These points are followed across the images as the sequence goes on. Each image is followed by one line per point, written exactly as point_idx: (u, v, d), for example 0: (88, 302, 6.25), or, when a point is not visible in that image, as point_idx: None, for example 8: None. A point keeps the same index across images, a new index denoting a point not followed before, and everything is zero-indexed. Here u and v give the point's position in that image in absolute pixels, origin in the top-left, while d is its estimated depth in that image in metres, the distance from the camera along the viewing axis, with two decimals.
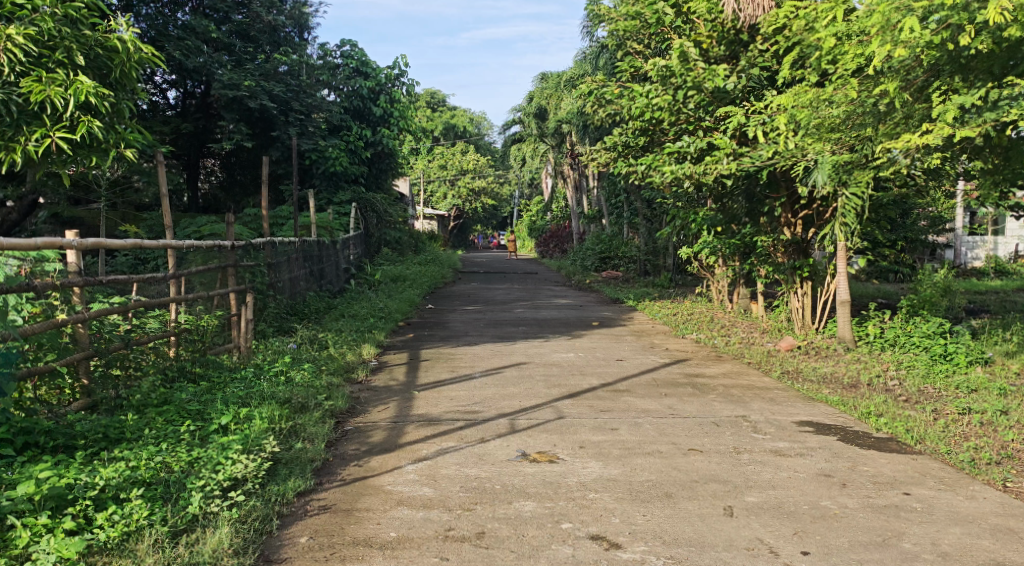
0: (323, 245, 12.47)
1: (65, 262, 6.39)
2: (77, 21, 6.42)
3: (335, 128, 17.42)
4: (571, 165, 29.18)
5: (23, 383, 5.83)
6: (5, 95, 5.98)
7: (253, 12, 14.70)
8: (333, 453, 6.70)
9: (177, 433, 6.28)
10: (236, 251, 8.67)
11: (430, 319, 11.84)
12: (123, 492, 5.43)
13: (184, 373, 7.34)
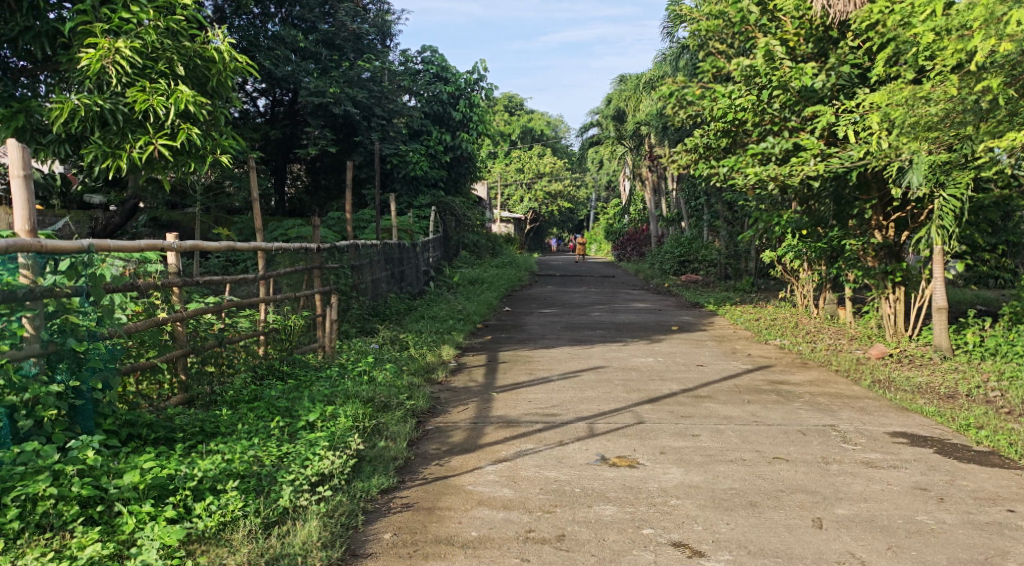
0: (404, 248, 12.75)
1: (165, 263, 6.73)
2: (177, 33, 6.69)
3: (415, 132, 17.92)
4: (650, 167, 28.89)
5: (126, 378, 6.17)
6: (111, 105, 6.33)
7: (338, 21, 15.09)
8: (414, 452, 6.84)
9: (267, 429, 6.53)
10: (322, 253, 8.97)
11: (507, 322, 11.92)
12: (220, 483, 5.67)
13: (272, 371, 7.63)
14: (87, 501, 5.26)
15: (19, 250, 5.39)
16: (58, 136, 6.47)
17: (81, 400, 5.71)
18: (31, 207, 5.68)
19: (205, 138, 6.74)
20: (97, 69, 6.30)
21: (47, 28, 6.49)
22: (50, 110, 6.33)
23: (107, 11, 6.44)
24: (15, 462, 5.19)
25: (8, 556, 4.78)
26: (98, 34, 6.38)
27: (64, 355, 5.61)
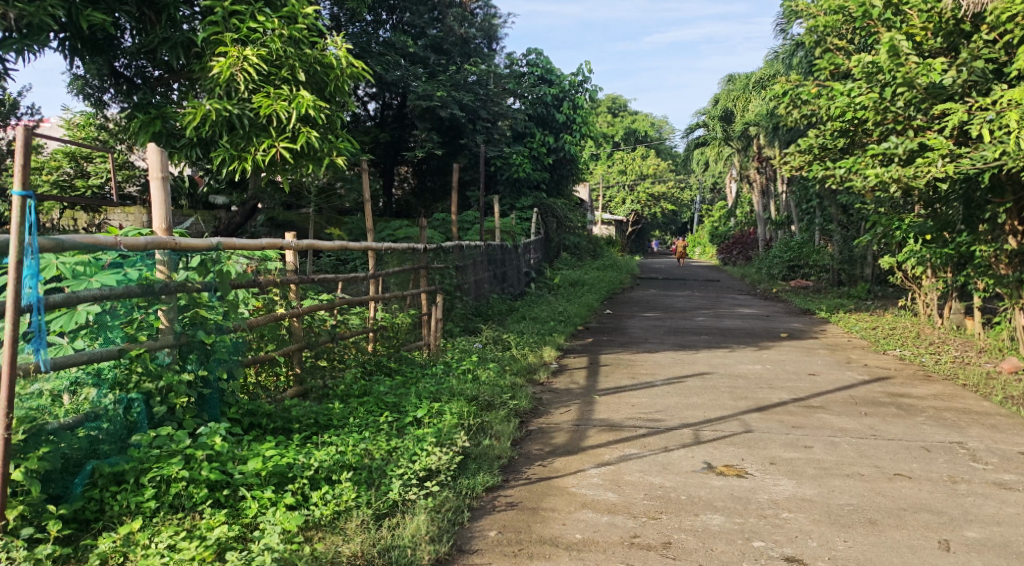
0: (506, 249, 12.91)
1: (284, 261, 7.05)
2: (300, 42, 6.98)
3: (519, 135, 17.97)
4: (759, 169, 28.04)
5: (248, 369, 6.49)
6: (238, 111, 6.68)
7: (446, 26, 15.10)
8: (518, 452, 6.89)
9: (377, 423, 6.72)
10: (428, 253, 9.20)
11: (607, 325, 11.80)
12: (334, 474, 5.89)
13: (380, 367, 7.85)
14: (215, 484, 5.52)
15: (156, 246, 5.79)
16: (190, 140, 6.93)
17: (208, 389, 6.07)
18: (167, 206, 6.06)
19: (322, 142, 7.01)
20: (227, 77, 6.67)
21: (180, 38, 6.88)
22: (184, 116, 6.78)
23: (235, 21, 6.77)
24: (151, 445, 5.58)
25: (144, 532, 5.05)
26: (228, 43, 6.74)
27: (194, 346, 5.99)
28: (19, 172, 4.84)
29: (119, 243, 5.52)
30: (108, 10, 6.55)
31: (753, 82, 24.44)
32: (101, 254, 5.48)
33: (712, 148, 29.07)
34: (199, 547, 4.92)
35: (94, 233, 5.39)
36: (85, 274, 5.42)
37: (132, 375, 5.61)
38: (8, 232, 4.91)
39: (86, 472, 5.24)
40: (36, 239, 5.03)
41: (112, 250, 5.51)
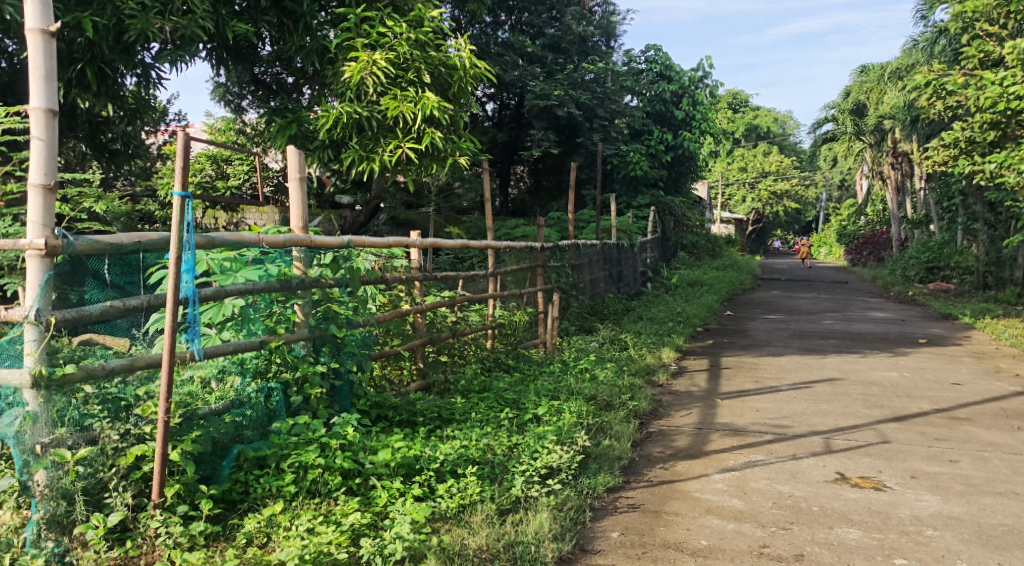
0: (621, 248, 12.86)
1: (409, 258, 7.20)
2: (425, 44, 7.27)
3: (636, 132, 17.88)
4: (894, 165, 26.56)
5: (376, 362, 6.64)
6: (367, 114, 7.03)
7: (565, 25, 15.14)
8: (638, 453, 6.78)
9: (497, 419, 6.72)
10: (545, 252, 9.27)
11: (729, 326, 11.39)
12: (460, 467, 6.00)
13: (499, 363, 7.91)
14: (348, 472, 5.67)
15: (293, 244, 6.02)
16: (323, 143, 7.36)
17: (339, 380, 6.24)
18: (304, 206, 6.11)
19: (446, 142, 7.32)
20: (358, 80, 6.94)
21: (317, 45, 7.19)
22: (318, 119, 7.21)
23: (366, 27, 7.03)
24: (290, 432, 5.79)
25: (285, 515, 5.24)
26: (359, 48, 7.00)
27: (326, 339, 6.20)
28: (179, 172, 5.12)
29: (261, 241, 5.80)
30: (250, 20, 6.94)
31: (891, 71, 23.06)
32: (245, 250, 5.77)
33: (843, 142, 27.61)
34: (335, 532, 5.06)
35: (239, 231, 5.71)
36: (232, 269, 5.69)
37: (272, 365, 5.87)
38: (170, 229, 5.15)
39: (233, 455, 5.52)
40: (193, 237, 5.32)
41: (255, 247, 5.79)
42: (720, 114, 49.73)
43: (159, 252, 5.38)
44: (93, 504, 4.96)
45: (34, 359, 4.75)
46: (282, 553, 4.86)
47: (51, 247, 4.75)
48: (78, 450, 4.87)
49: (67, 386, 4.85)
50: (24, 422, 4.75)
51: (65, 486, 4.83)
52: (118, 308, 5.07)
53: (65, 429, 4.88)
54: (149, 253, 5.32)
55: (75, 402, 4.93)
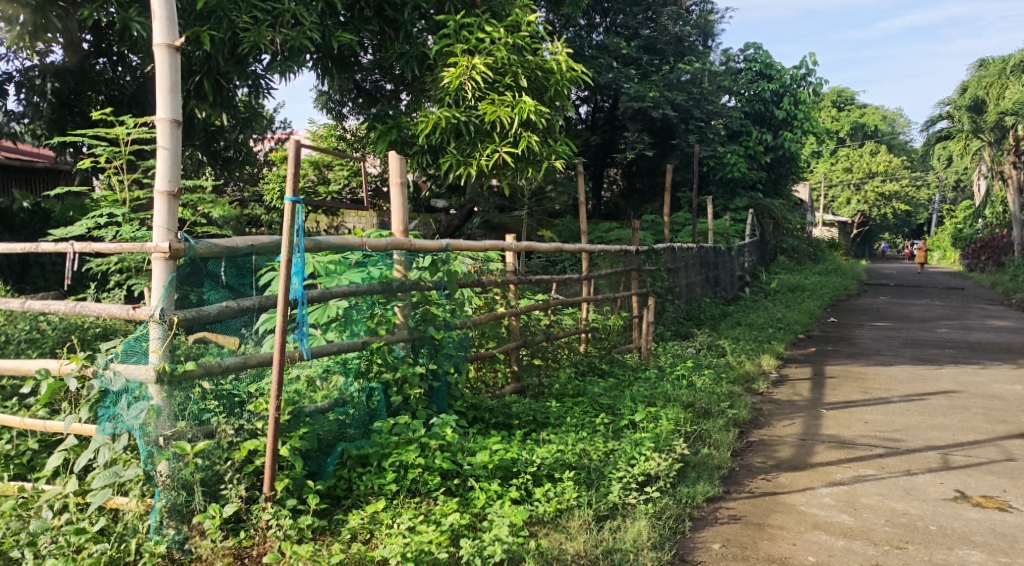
0: (718, 252, 12.60)
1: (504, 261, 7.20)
2: (522, 49, 7.60)
3: (733, 133, 16.79)
4: (1015, 164, 25.10)
5: (471, 364, 6.65)
6: (467, 118, 7.36)
7: (660, 25, 14.68)
8: (738, 463, 6.60)
9: (593, 424, 6.59)
10: (640, 255, 9.16)
11: (834, 334, 10.96)
12: (557, 472, 5.93)
13: (593, 368, 7.82)
14: (447, 473, 5.72)
15: (395, 247, 5.97)
16: (421, 148, 7.69)
17: (437, 381, 6.20)
18: (406, 211, 5.84)
19: (542, 146, 7.58)
20: (456, 85, 7.32)
21: (417, 52, 7.59)
22: (418, 125, 7.50)
23: (466, 33, 7.45)
24: (391, 432, 5.82)
25: (388, 513, 5.29)
26: (458, 53, 7.41)
27: (425, 341, 6.16)
28: (290, 179, 5.31)
29: (365, 244, 5.76)
30: (355, 30, 7.31)
31: (1016, 65, 22.98)
32: (348, 253, 5.78)
33: (959, 140, 26.11)
34: (436, 531, 5.09)
35: (344, 234, 5.67)
36: (336, 272, 5.75)
37: (374, 365, 5.86)
38: (280, 233, 5.25)
39: (337, 453, 5.57)
40: (302, 241, 5.40)
41: (358, 250, 5.76)
42: (823, 113, 47.87)
43: (269, 255, 5.56)
44: (211, 494, 5.16)
45: (159, 356, 5.01)
46: (384, 549, 4.93)
47: (174, 250, 5.02)
48: (197, 443, 5.06)
49: (186, 382, 5.08)
50: (149, 415, 5.02)
51: (185, 477, 5.05)
52: (234, 308, 5.29)
53: (185, 423, 5.11)
54: (260, 256, 5.52)
55: (193, 397, 5.14)
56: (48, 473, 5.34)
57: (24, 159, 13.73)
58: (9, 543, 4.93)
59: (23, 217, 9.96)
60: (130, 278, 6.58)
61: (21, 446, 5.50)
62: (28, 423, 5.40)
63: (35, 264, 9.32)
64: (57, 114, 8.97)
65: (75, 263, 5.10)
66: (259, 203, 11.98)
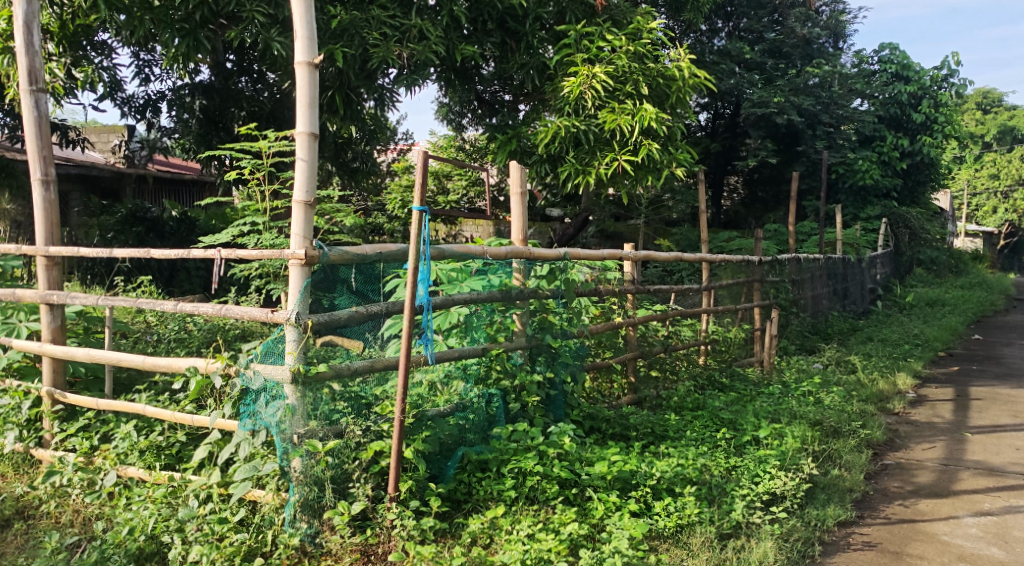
0: (849, 263, 12.06)
1: (622, 271, 7.12)
2: (643, 56, 7.95)
3: (866, 138, 15.89)
4: None
5: (589, 373, 6.62)
6: (587, 127, 7.83)
7: (787, 28, 14.31)
8: (872, 487, 6.25)
9: (714, 438, 6.39)
10: (762, 266, 8.87)
11: (979, 352, 10.24)
12: (677, 486, 5.75)
13: (712, 381, 7.59)
14: (565, 482, 5.64)
15: (515, 256, 6.02)
16: (540, 158, 8.29)
17: (554, 390, 6.21)
18: (526, 221, 5.88)
19: (664, 153, 7.96)
20: (577, 94, 7.76)
21: (536, 62, 8.03)
22: (538, 134, 8.09)
23: (586, 42, 7.83)
24: (510, 438, 5.82)
25: (507, 519, 5.30)
26: (579, 63, 7.81)
27: (542, 349, 6.19)
28: (417, 189, 5.31)
29: (486, 252, 5.84)
30: (478, 42, 7.79)
31: None
32: (470, 261, 5.85)
33: None
34: (555, 540, 5.10)
35: (466, 243, 5.76)
36: (458, 279, 5.81)
37: (492, 372, 5.92)
38: (407, 242, 5.34)
39: (458, 457, 5.61)
40: (427, 249, 5.48)
41: (479, 258, 5.85)
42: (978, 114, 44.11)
43: (396, 262, 5.68)
44: (340, 492, 5.27)
45: (294, 357, 5.22)
46: (504, 556, 4.97)
47: (311, 257, 5.19)
48: (327, 442, 5.21)
49: (318, 382, 5.24)
50: (285, 413, 5.20)
51: (317, 474, 5.19)
52: (362, 313, 5.43)
53: (316, 422, 5.25)
54: (388, 262, 5.63)
55: (324, 397, 5.28)
56: (195, 463, 5.44)
57: (174, 173, 14.72)
58: (160, 528, 5.12)
59: (172, 225, 11.06)
60: (269, 283, 6.92)
61: (171, 438, 5.60)
62: (178, 416, 5.55)
63: (181, 268, 10.01)
64: (204, 129, 9.64)
65: (221, 269, 5.36)
66: (383, 212, 12.42)
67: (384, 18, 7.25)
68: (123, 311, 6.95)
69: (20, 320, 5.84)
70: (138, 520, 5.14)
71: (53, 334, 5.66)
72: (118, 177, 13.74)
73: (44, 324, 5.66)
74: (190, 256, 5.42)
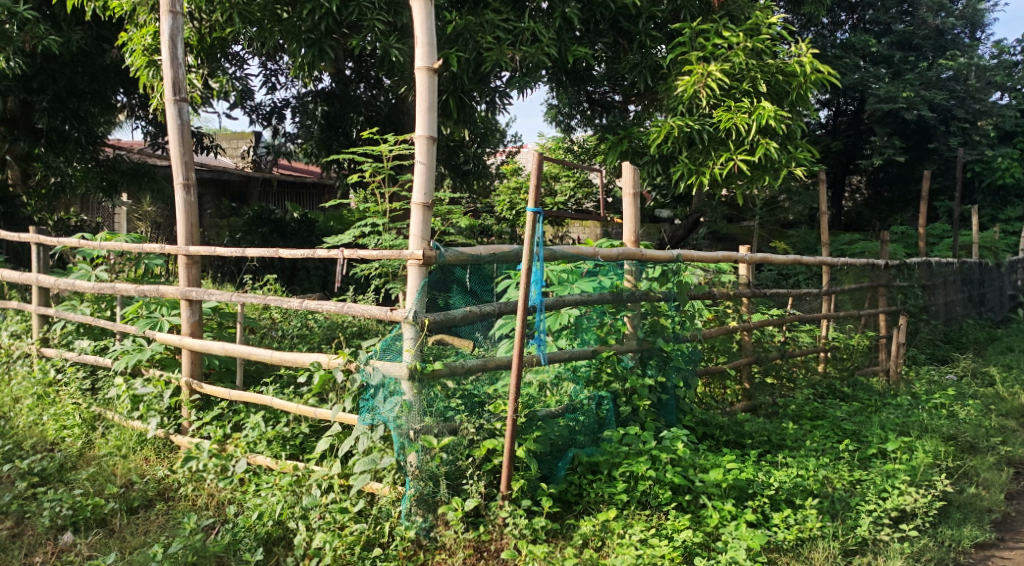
0: (985, 267, 11.37)
1: (737, 274, 6.95)
2: (761, 52, 7.84)
3: (1005, 134, 14.27)
4: None
5: (702, 378, 6.52)
6: (701, 126, 7.76)
7: (918, 19, 13.64)
8: (1015, 508, 5.93)
9: (836, 450, 6.13)
10: (890, 270, 8.50)
11: None
12: (797, 498, 5.55)
13: (834, 391, 7.25)
14: (678, 488, 5.51)
15: (626, 258, 5.97)
16: (653, 157, 8.19)
17: (666, 394, 6.11)
18: (639, 223, 5.82)
19: (781, 152, 7.77)
20: (691, 93, 7.73)
21: (649, 62, 8.13)
22: (650, 134, 8.04)
23: (701, 40, 7.79)
24: (621, 441, 5.75)
25: (619, 522, 5.25)
26: (694, 61, 7.79)
27: (654, 352, 6.11)
28: (532, 192, 5.20)
29: (597, 254, 5.79)
30: (590, 43, 8.07)
31: None
32: (581, 262, 5.81)
33: None
34: (669, 546, 5.03)
35: (577, 244, 5.73)
36: (569, 281, 5.78)
37: (603, 374, 5.88)
38: (522, 243, 5.34)
39: (569, 458, 5.57)
40: (541, 251, 5.49)
41: (591, 259, 5.80)
42: None
43: (509, 263, 5.70)
44: (454, 487, 5.36)
45: (411, 355, 5.31)
46: (617, 560, 4.95)
47: (428, 257, 5.30)
48: (442, 438, 5.31)
49: (434, 380, 5.32)
50: (402, 409, 5.27)
51: (432, 469, 5.29)
52: (475, 313, 5.50)
53: (431, 418, 5.35)
54: (501, 264, 5.67)
55: (438, 395, 5.36)
56: (317, 454, 5.60)
57: (297, 176, 15.45)
58: (287, 515, 5.34)
59: (294, 225, 11.55)
60: (388, 283, 7.19)
61: (296, 429, 5.80)
62: (303, 409, 5.74)
63: (302, 268, 10.52)
64: (325, 134, 10.17)
65: (344, 269, 5.42)
66: (492, 213, 12.62)
67: (497, 21, 7.53)
68: (251, 307, 7.39)
69: (162, 315, 6.31)
70: (266, 506, 5.37)
71: (191, 328, 6.04)
72: (245, 182, 14.69)
73: (183, 319, 6.05)
74: (314, 255, 5.51)
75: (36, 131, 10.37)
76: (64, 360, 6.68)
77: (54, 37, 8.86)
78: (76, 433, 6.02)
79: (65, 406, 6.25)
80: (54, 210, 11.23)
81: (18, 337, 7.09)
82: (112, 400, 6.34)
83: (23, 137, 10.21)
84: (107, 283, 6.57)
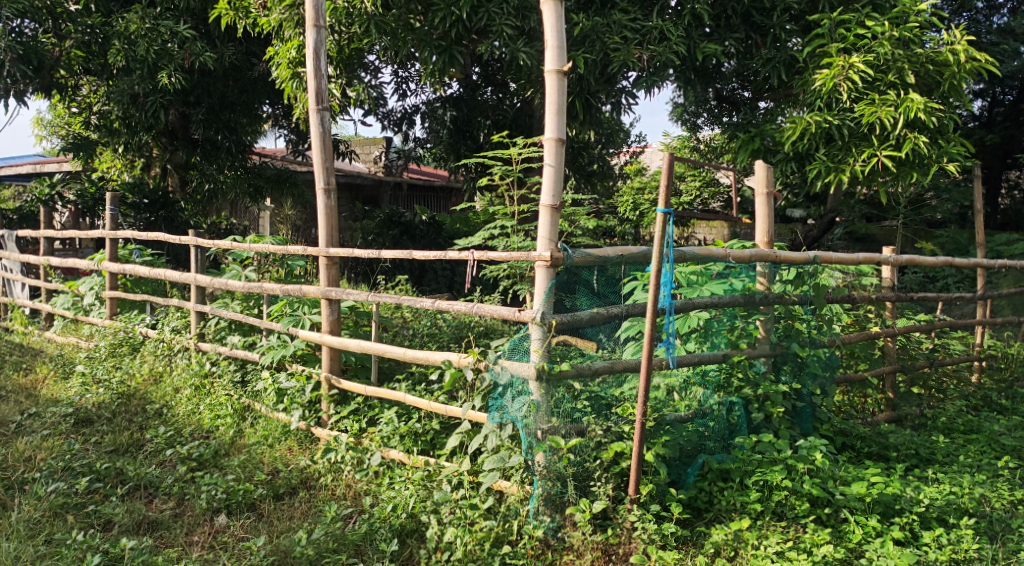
0: None
1: (880, 276, 6.56)
2: (909, 41, 7.37)
3: None
4: None
5: (842, 387, 6.26)
6: (841, 121, 7.45)
7: None
8: None
9: (994, 467, 5.69)
10: None
11: None
12: (951, 516, 5.16)
13: (989, 403, 6.80)
14: (817, 500, 5.26)
15: (760, 258, 5.77)
16: (787, 155, 7.95)
17: (801, 401, 5.85)
18: (771, 223, 5.64)
19: (930, 148, 7.35)
20: (830, 87, 7.43)
21: (784, 55, 7.86)
22: (785, 131, 7.82)
23: (841, 31, 7.47)
24: (754, 449, 5.52)
25: (753, 532, 5.03)
26: (835, 53, 7.45)
27: (788, 358, 5.88)
28: (662, 194, 5.02)
29: (728, 254, 5.63)
30: (719, 39, 7.85)
31: None
32: (711, 264, 5.65)
33: None
34: (807, 559, 4.79)
35: (707, 245, 5.60)
36: (698, 282, 5.65)
37: (734, 379, 5.67)
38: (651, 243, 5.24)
39: (699, 464, 5.39)
40: (671, 251, 5.36)
41: (721, 261, 5.64)
42: None
43: (637, 264, 5.64)
44: (581, 489, 5.29)
45: (540, 355, 5.34)
46: None
47: (555, 258, 5.31)
48: (569, 439, 5.28)
49: (561, 380, 5.32)
50: (530, 409, 5.28)
51: (559, 470, 5.26)
52: (602, 315, 5.48)
53: (559, 419, 5.31)
54: (629, 266, 5.60)
55: (568, 396, 5.35)
56: (447, 451, 5.76)
57: (425, 180, 15.89)
58: (419, 508, 5.47)
59: (422, 228, 11.96)
60: (517, 282, 7.09)
61: (427, 425, 5.97)
62: (434, 405, 5.92)
63: (429, 269, 10.95)
64: (454, 138, 10.36)
65: (473, 270, 5.36)
66: (615, 214, 12.45)
67: (625, 22, 7.60)
68: (383, 308, 7.68)
69: (304, 312, 6.75)
70: (400, 498, 5.52)
71: (331, 325, 6.37)
72: (376, 186, 15.37)
73: (324, 317, 6.39)
74: (447, 257, 5.45)
75: (194, 141, 11.47)
76: (218, 353, 7.14)
77: (208, 52, 9.68)
78: (229, 421, 6.45)
79: (218, 397, 6.70)
80: (213, 214, 12.04)
81: (178, 332, 7.61)
82: (260, 392, 6.71)
83: (182, 146, 11.36)
84: (256, 283, 7.00)
